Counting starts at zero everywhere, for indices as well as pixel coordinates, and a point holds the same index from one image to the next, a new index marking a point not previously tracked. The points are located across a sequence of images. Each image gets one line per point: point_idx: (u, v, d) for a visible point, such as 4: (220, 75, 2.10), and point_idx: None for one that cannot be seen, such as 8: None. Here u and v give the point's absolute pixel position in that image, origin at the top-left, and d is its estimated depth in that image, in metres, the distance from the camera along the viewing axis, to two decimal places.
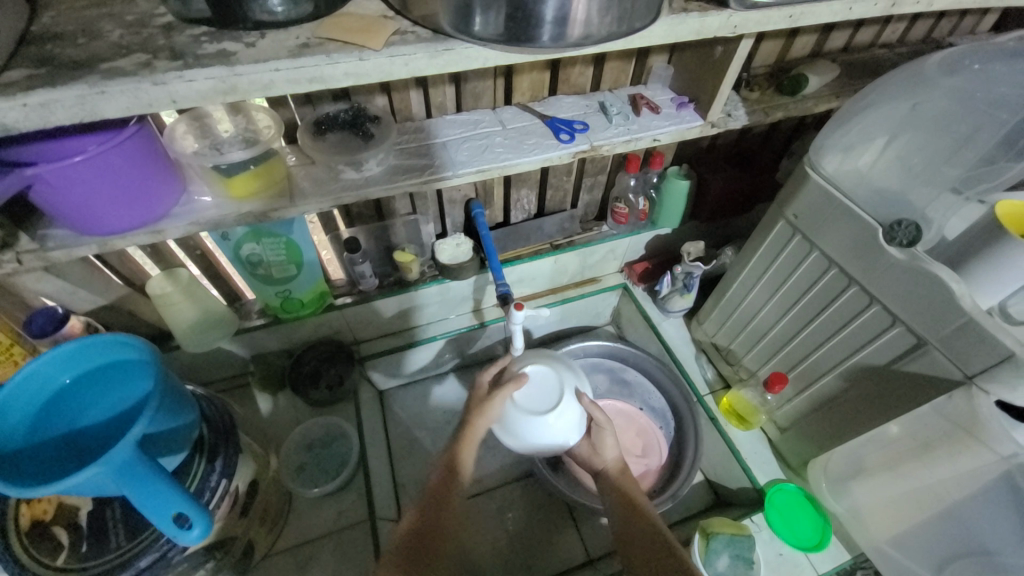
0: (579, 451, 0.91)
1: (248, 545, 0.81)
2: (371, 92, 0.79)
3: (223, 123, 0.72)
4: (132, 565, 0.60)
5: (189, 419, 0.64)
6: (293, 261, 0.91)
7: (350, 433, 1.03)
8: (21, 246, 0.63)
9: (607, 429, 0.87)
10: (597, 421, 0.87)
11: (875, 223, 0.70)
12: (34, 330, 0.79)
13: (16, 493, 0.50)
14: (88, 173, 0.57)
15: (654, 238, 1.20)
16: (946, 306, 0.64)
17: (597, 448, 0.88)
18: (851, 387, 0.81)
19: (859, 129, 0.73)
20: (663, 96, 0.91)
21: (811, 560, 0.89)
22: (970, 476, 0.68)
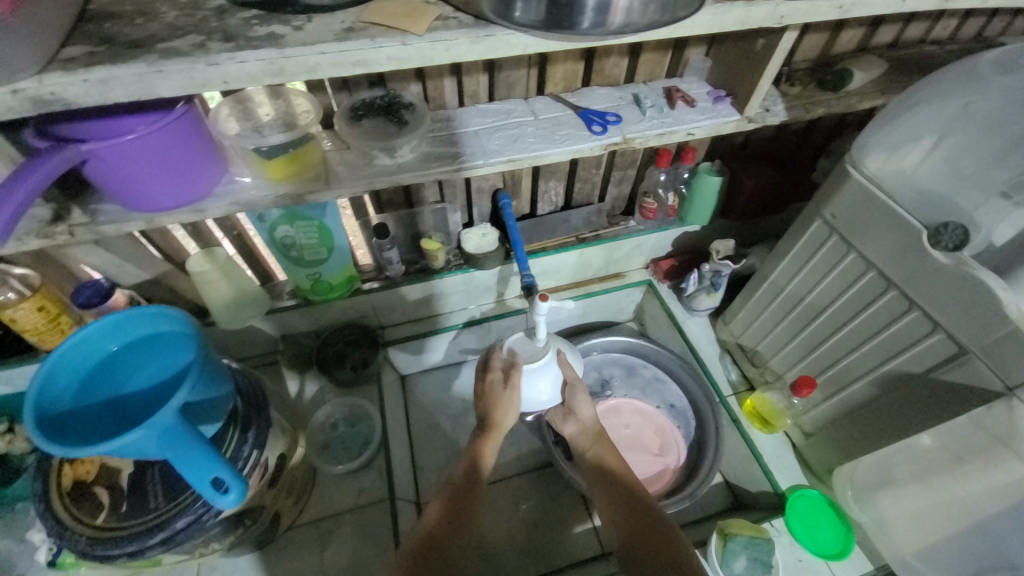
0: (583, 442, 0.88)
1: (274, 516, 0.84)
2: (406, 80, 0.80)
3: (264, 106, 0.74)
4: (168, 526, 0.63)
5: (224, 391, 0.67)
6: (324, 244, 0.93)
7: (373, 414, 1.06)
8: (73, 219, 0.66)
9: (579, 386, 0.90)
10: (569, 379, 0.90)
11: (920, 225, 0.67)
12: (82, 301, 0.83)
13: (64, 450, 0.53)
14: (138, 151, 0.59)
15: (682, 235, 1.18)
16: (992, 313, 0.61)
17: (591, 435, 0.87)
18: (884, 395, 0.78)
19: (906, 127, 0.70)
20: (698, 89, 0.89)
21: (832, 570, 0.86)
22: (1007, 492, 0.65)
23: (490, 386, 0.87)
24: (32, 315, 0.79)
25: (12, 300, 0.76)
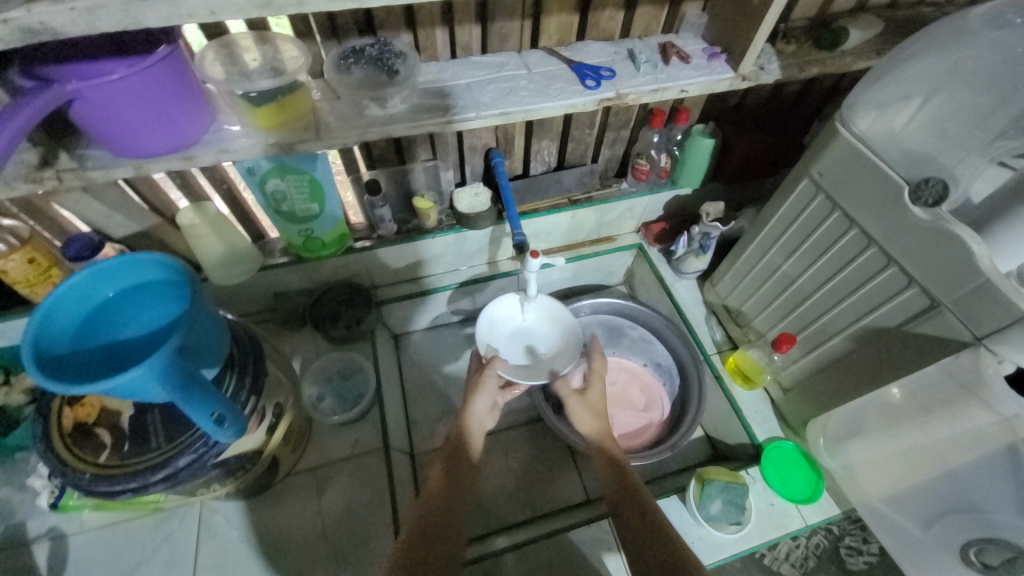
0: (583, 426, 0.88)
1: (272, 462, 0.87)
2: (397, 29, 0.78)
3: (250, 52, 0.72)
4: (170, 464, 0.65)
5: (221, 338, 0.69)
6: (316, 200, 0.93)
7: (367, 369, 1.08)
8: (60, 164, 0.66)
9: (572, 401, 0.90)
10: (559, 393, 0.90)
11: (902, 181, 0.69)
12: (72, 254, 0.82)
13: (64, 388, 0.54)
14: (125, 93, 0.58)
15: (673, 198, 1.19)
16: (965, 267, 0.63)
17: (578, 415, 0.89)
18: (858, 349, 0.82)
19: (897, 85, 0.70)
20: (694, 46, 0.89)
21: (801, 512, 0.92)
22: (974, 445, 0.70)
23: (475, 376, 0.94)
24: (23, 266, 0.79)
25: (2, 252, 0.77)
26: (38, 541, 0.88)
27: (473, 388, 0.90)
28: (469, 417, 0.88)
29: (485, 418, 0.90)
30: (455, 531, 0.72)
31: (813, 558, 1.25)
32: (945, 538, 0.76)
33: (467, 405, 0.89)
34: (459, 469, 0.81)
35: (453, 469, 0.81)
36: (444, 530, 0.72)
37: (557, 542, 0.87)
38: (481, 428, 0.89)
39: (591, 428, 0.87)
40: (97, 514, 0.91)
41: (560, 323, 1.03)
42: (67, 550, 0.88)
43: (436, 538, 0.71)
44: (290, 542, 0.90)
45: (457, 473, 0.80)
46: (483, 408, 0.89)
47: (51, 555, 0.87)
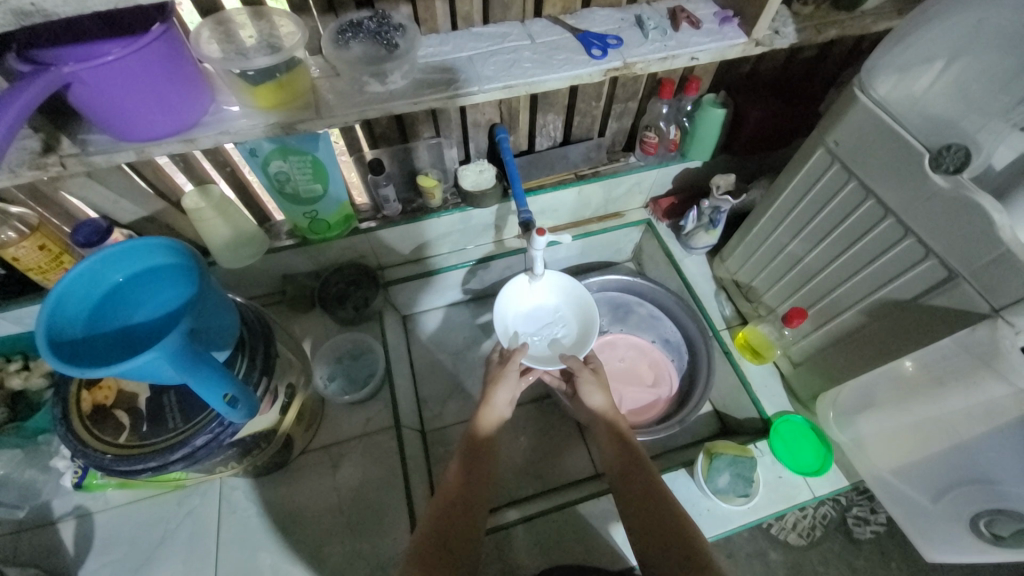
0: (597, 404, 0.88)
1: (287, 441, 0.90)
2: (395, 0, 0.76)
3: (246, 29, 0.70)
4: (188, 443, 0.67)
5: (232, 321, 0.70)
6: (319, 181, 0.92)
7: (377, 349, 1.09)
8: (63, 150, 0.65)
9: (583, 375, 0.91)
10: (573, 369, 0.90)
11: (922, 148, 0.66)
12: (81, 240, 0.82)
13: (79, 371, 0.55)
14: (122, 74, 0.57)
15: (683, 172, 1.16)
16: (986, 237, 0.61)
17: (585, 394, 0.89)
18: (871, 322, 0.81)
19: (920, 47, 0.66)
20: (705, 10, 0.85)
21: (809, 484, 0.93)
22: (988, 416, 0.69)
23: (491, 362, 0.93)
24: (34, 253, 0.80)
25: (12, 239, 0.77)
26: (65, 519, 0.92)
27: (492, 383, 0.89)
28: (488, 408, 0.86)
29: (507, 410, 0.88)
30: (475, 513, 0.74)
31: (819, 528, 1.27)
32: (956, 510, 0.76)
33: (487, 396, 0.88)
34: (478, 460, 0.80)
35: (472, 460, 0.80)
36: (463, 511, 0.73)
37: (568, 515, 0.89)
38: (500, 420, 0.87)
39: (600, 404, 0.88)
40: (120, 492, 0.94)
41: (572, 299, 1.04)
42: (94, 526, 0.92)
43: (458, 526, 0.71)
44: (307, 516, 0.93)
45: (475, 464, 0.80)
46: (503, 400, 0.88)
47: (79, 531, 0.91)
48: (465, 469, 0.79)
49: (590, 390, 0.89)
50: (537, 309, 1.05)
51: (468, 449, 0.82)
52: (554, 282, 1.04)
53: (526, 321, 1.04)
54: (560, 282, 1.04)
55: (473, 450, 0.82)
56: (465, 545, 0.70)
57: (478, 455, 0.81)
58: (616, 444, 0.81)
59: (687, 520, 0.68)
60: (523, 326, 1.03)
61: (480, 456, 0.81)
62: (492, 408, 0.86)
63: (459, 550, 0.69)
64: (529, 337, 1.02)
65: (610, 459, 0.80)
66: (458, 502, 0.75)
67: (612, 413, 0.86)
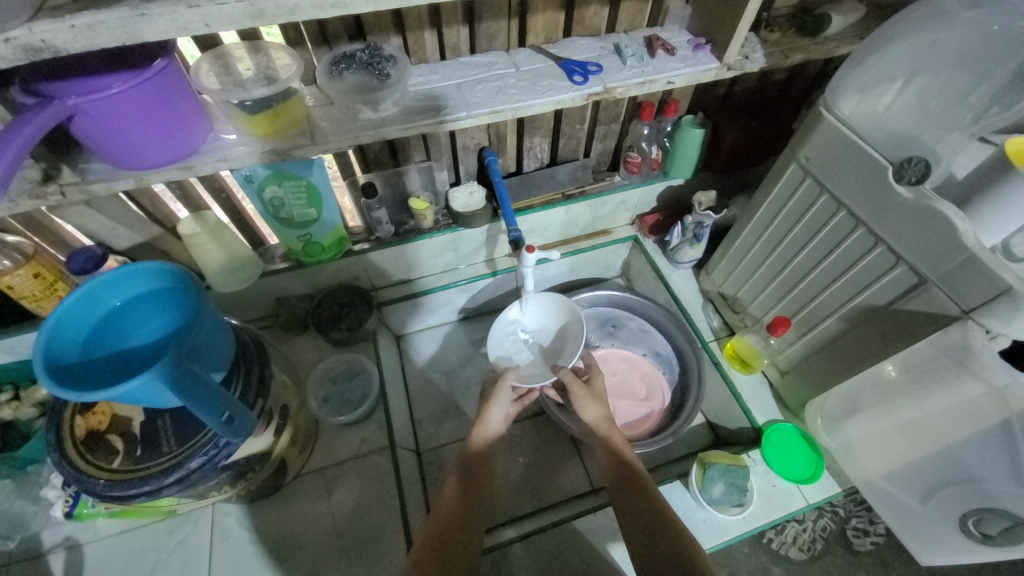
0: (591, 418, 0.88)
1: (280, 464, 0.89)
2: (386, 33, 0.80)
3: (243, 61, 0.73)
4: (183, 466, 0.67)
5: (226, 342, 0.70)
6: (313, 205, 0.94)
7: (370, 369, 1.10)
8: (63, 179, 0.67)
9: (576, 388, 0.91)
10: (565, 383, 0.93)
11: (886, 161, 0.70)
12: (76, 267, 0.83)
13: (76, 395, 0.56)
14: (124, 106, 0.60)
15: (666, 189, 1.20)
16: (949, 243, 0.65)
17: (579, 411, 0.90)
18: (851, 329, 0.83)
19: (878, 68, 0.71)
20: (679, 38, 0.90)
21: (803, 492, 0.94)
22: (972, 419, 0.72)
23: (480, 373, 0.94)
24: (29, 281, 0.81)
25: (8, 268, 0.78)
26: (53, 551, 0.90)
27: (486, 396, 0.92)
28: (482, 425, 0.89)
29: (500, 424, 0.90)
30: (468, 527, 0.74)
31: (820, 541, 1.26)
32: (946, 511, 0.77)
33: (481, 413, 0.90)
34: (474, 477, 0.80)
35: (468, 479, 0.80)
36: (458, 526, 0.74)
37: (564, 530, 0.89)
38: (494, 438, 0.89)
39: (594, 416, 0.88)
40: (110, 522, 0.92)
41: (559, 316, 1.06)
42: (83, 559, 0.89)
43: (453, 541, 0.72)
44: (302, 541, 0.92)
45: (472, 483, 0.80)
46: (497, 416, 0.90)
47: (67, 565, 0.89)
48: (461, 486, 0.79)
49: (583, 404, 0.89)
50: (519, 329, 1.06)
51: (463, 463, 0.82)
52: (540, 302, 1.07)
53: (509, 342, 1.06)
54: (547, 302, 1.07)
55: (468, 463, 0.83)
56: (460, 560, 0.70)
57: (472, 471, 0.82)
58: (611, 458, 0.82)
59: (681, 528, 0.69)
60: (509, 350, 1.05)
61: (472, 470, 0.81)
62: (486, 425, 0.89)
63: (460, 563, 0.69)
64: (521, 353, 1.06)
65: (606, 472, 0.80)
66: (455, 518, 0.75)
67: (605, 421, 0.88)
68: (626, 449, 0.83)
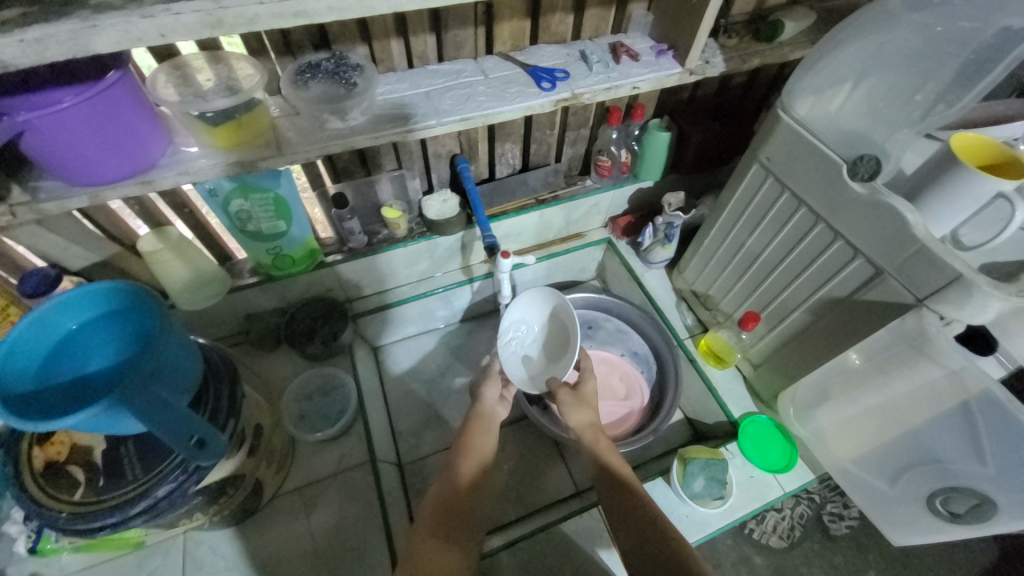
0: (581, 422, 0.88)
1: (256, 485, 0.86)
2: (352, 42, 0.79)
3: (204, 72, 0.71)
4: (150, 494, 0.64)
5: (194, 361, 0.67)
6: (282, 217, 0.92)
7: (348, 383, 1.07)
8: (12, 198, 0.64)
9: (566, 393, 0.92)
10: (552, 391, 0.95)
11: (840, 159, 0.74)
12: (28, 289, 0.79)
13: (30, 425, 0.52)
14: (76, 120, 0.57)
15: (637, 192, 1.23)
16: (902, 236, 0.68)
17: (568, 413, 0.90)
18: (816, 321, 0.86)
19: (829, 72, 0.75)
20: (642, 44, 0.92)
21: (779, 481, 0.96)
22: (931, 403, 0.76)
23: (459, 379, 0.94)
24: None
25: None
26: None
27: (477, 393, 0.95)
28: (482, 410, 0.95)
29: (498, 410, 0.95)
30: (452, 537, 0.73)
31: (798, 528, 1.30)
32: (913, 491, 0.81)
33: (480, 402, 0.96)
34: (458, 485, 0.80)
35: (452, 488, 0.79)
36: (443, 536, 0.73)
37: (551, 534, 0.89)
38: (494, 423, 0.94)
39: (583, 421, 0.89)
40: (75, 557, 0.87)
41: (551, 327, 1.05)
42: None
43: (438, 552, 0.71)
44: (282, 565, 0.89)
45: (455, 492, 0.79)
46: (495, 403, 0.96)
47: None
48: (445, 496, 0.79)
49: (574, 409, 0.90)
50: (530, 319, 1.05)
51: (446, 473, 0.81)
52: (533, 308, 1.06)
53: (517, 322, 1.05)
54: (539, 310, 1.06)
55: (451, 472, 0.82)
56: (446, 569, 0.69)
57: (456, 480, 0.81)
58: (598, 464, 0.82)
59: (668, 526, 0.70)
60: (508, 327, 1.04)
61: (455, 479, 0.81)
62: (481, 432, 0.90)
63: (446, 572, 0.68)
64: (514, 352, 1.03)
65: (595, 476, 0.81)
66: (441, 530, 0.74)
67: (593, 426, 0.88)
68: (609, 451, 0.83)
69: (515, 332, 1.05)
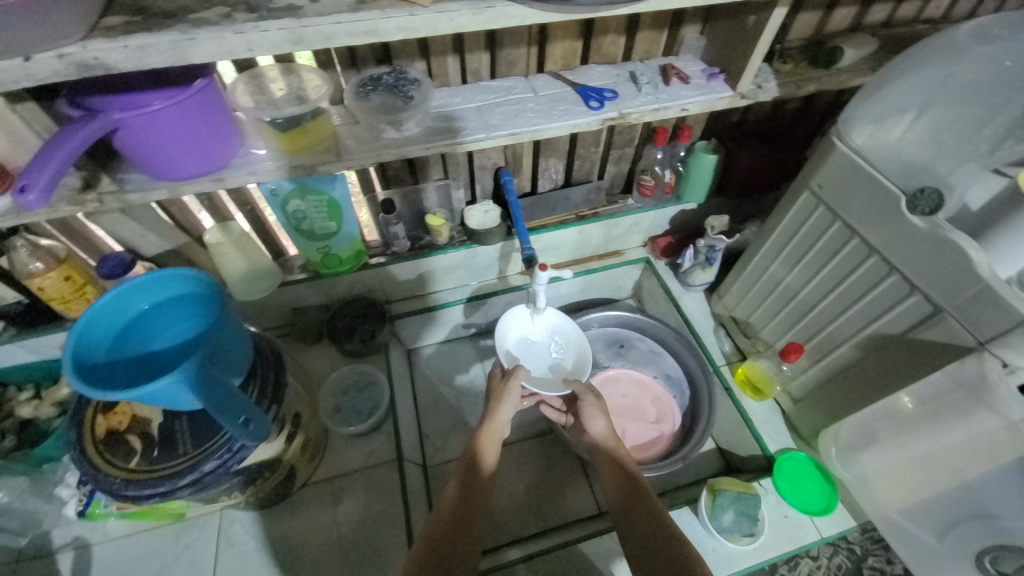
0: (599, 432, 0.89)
1: (290, 472, 0.90)
2: (411, 57, 0.84)
3: (276, 82, 0.77)
4: (196, 468, 0.68)
5: (246, 347, 0.72)
6: (334, 218, 0.97)
7: (381, 381, 1.11)
8: (102, 187, 0.71)
9: (589, 403, 0.91)
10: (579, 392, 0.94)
11: (898, 191, 0.71)
12: (105, 271, 0.86)
13: (102, 394, 0.58)
14: (163, 120, 0.64)
15: (679, 213, 1.22)
16: (965, 274, 0.64)
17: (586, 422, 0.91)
18: (865, 357, 0.82)
19: (890, 100, 0.73)
20: (693, 67, 0.93)
21: (816, 524, 0.91)
22: (986, 457, 0.72)
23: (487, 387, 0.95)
24: (60, 283, 0.85)
25: (40, 270, 0.82)
26: (63, 551, 0.91)
27: (496, 399, 0.92)
28: (490, 426, 0.89)
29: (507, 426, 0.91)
30: (469, 543, 0.74)
31: None
32: (962, 548, 0.76)
33: (490, 412, 0.91)
34: (478, 491, 0.80)
35: (471, 494, 0.80)
36: (461, 539, 0.74)
37: (569, 553, 0.88)
38: (499, 439, 0.90)
39: (602, 430, 0.89)
40: (120, 523, 0.93)
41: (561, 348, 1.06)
42: (92, 559, 0.90)
43: (456, 555, 0.71)
44: (306, 552, 0.92)
45: (473, 498, 0.79)
46: (507, 416, 0.91)
47: (76, 564, 0.90)
48: (462, 499, 0.79)
49: (593, 418, 0.90)
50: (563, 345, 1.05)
51: (468, 478, 0.82)
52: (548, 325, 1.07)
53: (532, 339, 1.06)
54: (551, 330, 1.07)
55: (473, 478, 0.82)
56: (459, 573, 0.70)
57: (476, 486, 0.81)
58: (625, 484, 0.78)
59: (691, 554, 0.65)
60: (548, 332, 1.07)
61: (475, 486, 0.81)
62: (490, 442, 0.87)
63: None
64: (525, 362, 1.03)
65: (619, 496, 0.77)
66: (461, 534, 0.74)
67: (610, 440, 0.88)
68: (637, 474, 0.80)
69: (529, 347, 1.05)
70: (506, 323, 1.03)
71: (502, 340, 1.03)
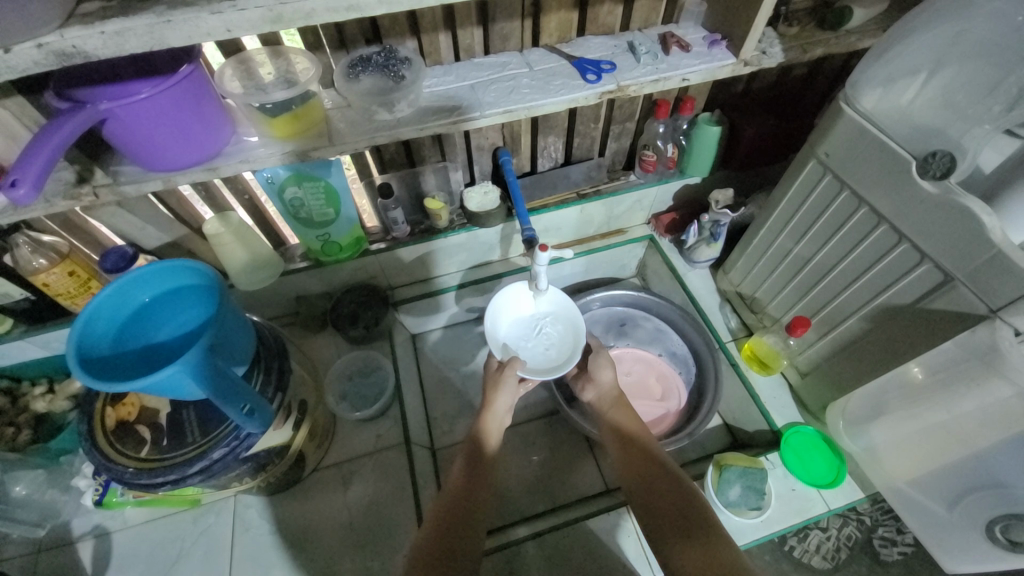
0: (609, 381, 0.97)
1: (299, 457, 0.91)
2: (402, 35, 0.81)
3: (265, 66, 0.75)
4: (206, 456, 0.70)
5: (248, 337, 0.72)
6: (331, 205, 0.96)
7: (386, 366, 1.11)
8: (96, 180, 0.71)
9: (602, 355, 0.99)
10: (592, 346, 1.02)
11: (909, 156, 0.68)
12: (109, 265, 0.86)
13: (106, 386, 0.58)
14: (151, 109, 0.62)
15: (683, 188, 1.19)
16: (977, 240, 0.62)
17: (595, 374, 0.98)
18: (874, 329, 0.81)
19: (901, 61, 0.69)
20: (694, 35, 0.89)
21: (823, 497, 0.91)
22: (1000, 427, 0.69)
23: (490, 372, 0.94)
24: (64, 279, 0.85)
25: (44, 266, 0.82)
26: (83, 539, 0.94)
27: (494, 387, 0.91)
28: (489, 416, 0.89)
29: (506, 417, 0.91)
30: (476, 522, 0.75)
31: (845, 550, 1.22)
32: (972, 517, 0.76)
33: (488, 403, 0.90)
34: (483, 472, 0.81)
35: (477, 475, 0.81)
36: (469, 519, 0.75)
37: (577, 529, 0.89)
38: (500, 428, 0.90)
39: (608, 381, 0.97)
40: (138, 511, 0.96)
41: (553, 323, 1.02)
42: (112, 546, 0.93)
43: (464, 534, 0.73)
44: (318, 534, 0.94)
45: (479, 479, 0.80)
46: (504, 406, 0.90)
47: (96, 551, 0.93)
48: (469, 480, 0.80)
49: (603, 372, 0.98)
50: (563, 350, 0.98)
51: (473, 461, 0.83)
52: (540, 304, 1.03)
53: (525, 323, 1.02)
54: (543, 307, 1.03)
55: (478, 460, 0.83)
56: (467, 551, 0.71)
57: (481, 466, 0.82)
58: (638, 458, 0.80)
59: (710, 524, 0.68)
60: (546, 318, 1.03)
61: (480, 468, 0.82)
62: (490, 428, 0.88)
63: (462, 557, 0.70)
64: (523, 346, 1.00)
65: (635, 468, 0.80)
66: (469, 512, 0.76)
67: (614, 392, 0.96)
68: (651, 448, 0.82)
69: (524, 333, 1.02)
70: (495, 314, 1.00)
71: (495, 332, 1.00)
